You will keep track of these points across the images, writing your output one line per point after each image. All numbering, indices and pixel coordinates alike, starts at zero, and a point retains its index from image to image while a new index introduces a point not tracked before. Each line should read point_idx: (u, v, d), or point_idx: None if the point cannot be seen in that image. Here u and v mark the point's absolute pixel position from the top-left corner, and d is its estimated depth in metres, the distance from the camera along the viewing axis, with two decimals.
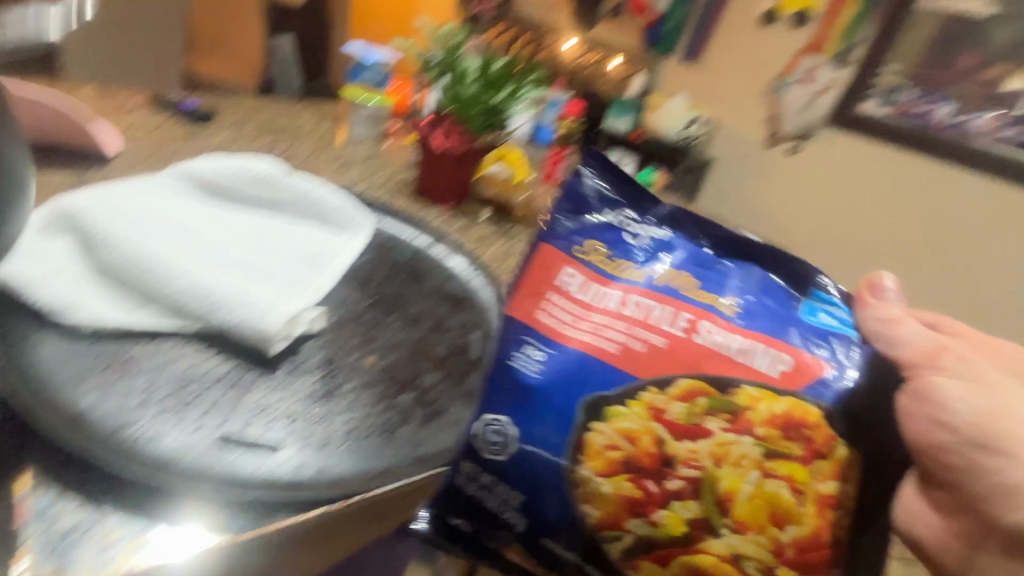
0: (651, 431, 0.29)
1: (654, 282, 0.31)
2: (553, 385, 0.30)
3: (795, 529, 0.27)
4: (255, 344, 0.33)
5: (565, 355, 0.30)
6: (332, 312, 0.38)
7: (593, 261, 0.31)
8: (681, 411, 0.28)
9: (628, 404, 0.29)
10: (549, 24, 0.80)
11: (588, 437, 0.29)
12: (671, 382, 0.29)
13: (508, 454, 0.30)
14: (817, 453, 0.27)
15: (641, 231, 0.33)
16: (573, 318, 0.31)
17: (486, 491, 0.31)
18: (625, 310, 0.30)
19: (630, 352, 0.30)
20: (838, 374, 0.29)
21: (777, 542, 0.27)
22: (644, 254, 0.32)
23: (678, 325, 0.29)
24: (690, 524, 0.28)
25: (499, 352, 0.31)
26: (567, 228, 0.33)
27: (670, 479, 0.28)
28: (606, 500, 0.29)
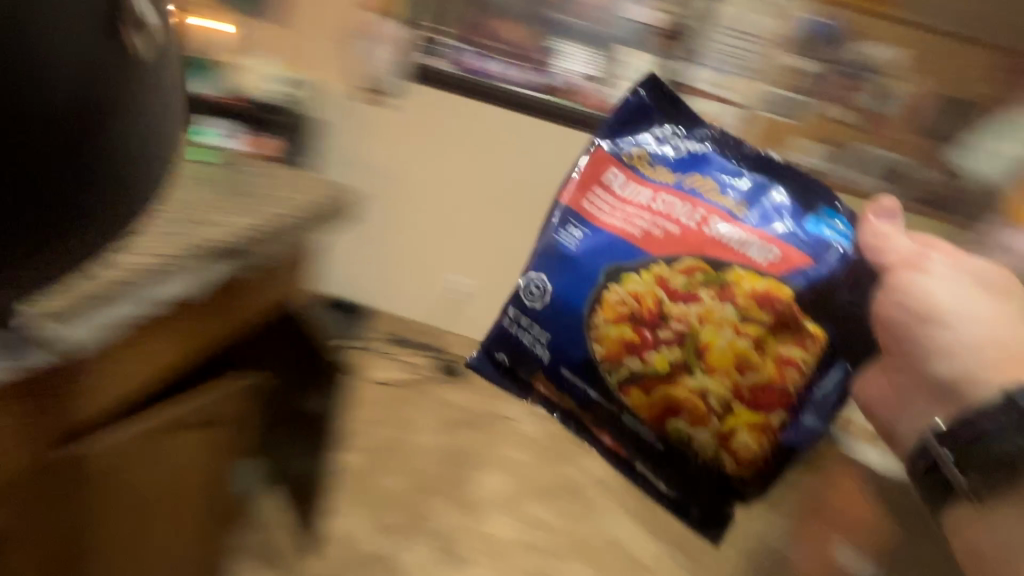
0: (655, 293, 0.36)
1: (680, 186, 0.38)
2: (586, 255, 0.38)
3: (753, 376, 0.34)
4: None
5: (599, 233, 0.38)
6: None
7: (635, 166, 0.39)
8: (681, 281, 0.36)
9: (641, 273, 0.37)
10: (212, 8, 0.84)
11: (606, 293, 0.37)
12: (677, 260, 0.36)
13: (544, 301, 0.39)
14: (783, 322, 0.34)
15: (679, 147, 0.39)
16: (610, 208, 0.38)
17: (523, 331, 0.40)
18: (652, 204, 0.38)
19: (650, 236, 0.37)
20: (819, 270, 0.35)
21: (737, 384, 0.34)
22: (678, 165, 0.39)
23: (691, 219, 0.37)
24: (673, 365, 0.36)
25: (549, 227, 0.39)
26: (618, 137, 0.40)
27: (663, 329, 0.36)
28: (612, 342, 0.37)
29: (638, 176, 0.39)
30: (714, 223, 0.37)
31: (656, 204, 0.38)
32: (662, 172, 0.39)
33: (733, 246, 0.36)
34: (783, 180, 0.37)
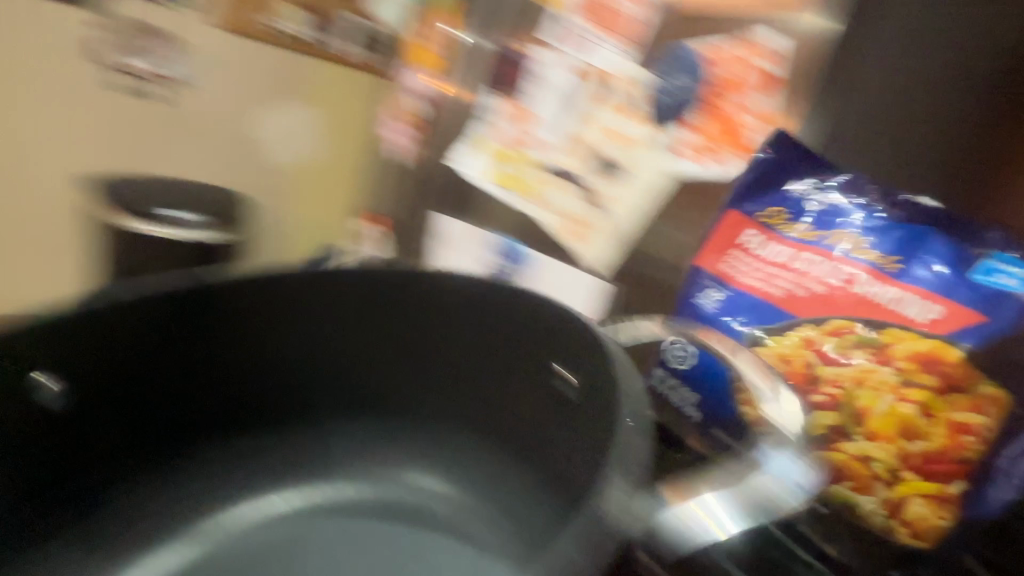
0: (804, 356, 0.36)
1: (822, 243, 0.36)
2: (729, 318, 0.39)
3: (923, 443, 0.33)
4: None
5: (740, 294, 0.38)
6: None
7: (773, 225, 0.38)
8: (831, 343, 0.35)
9: (788, 334, 0.37)
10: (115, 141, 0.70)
11: None
12: (825, 320, 0.36)
13: (689, 363, 0.41)
14: (953, 385, 0.32)
15: (819, 200, 0.37)
16: (749, 269, 0.38)
17: (672, 391, 0.43)
18: (793, 263, 0.37)
19: (794, 297, 0.37)
20: (995, 326, 0.31)
21: (905, 450, 0.33)
22: (819, 220, 0.37)
23: (839, 278, 0.35)
24: (830, 428, 0.36)
25: (688, 290, 0.40)
26: (749, 196, 0.39)
27: (815, 392, 0.36)
28: None
29: (777, 235, 0.38)
30: (863, 280, 0.35)
31: (798, 264, 0.37)
32: (800, 229, 0.37)
33: (885, 303, 0.34)
34: (945, 225, 0.33)
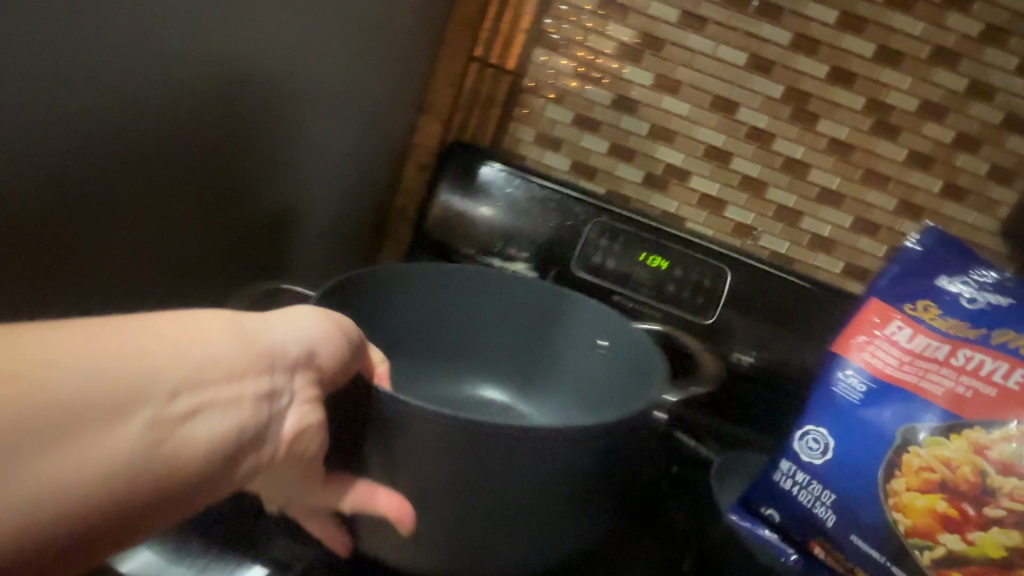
0: (972, 464, 0.45)
1: (953, 334, 0.47)
2: (876, 402, 0.48)
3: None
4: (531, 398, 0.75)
5: (879, 385, 0.48)
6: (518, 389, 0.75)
7: (920, 320, 0.48)
8: (957, 451, 0.45)
9: (952, 437, 0.45)
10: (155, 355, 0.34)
11: (907, 458, 0.46)
12: (989, 421, 0.45)
13: (824, 455, 0.49)
14: None
15: (975, 297, 0.48)
16: (894, 361, 0.48)
17: (801, 486, 0.50)
18: (942, 357, 0.47)
19: (953, 393, 0.46)
20: None
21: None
22: (954, 312, 0.48)
23: (1005, 379, 0.45)
24: (1003, 547, 0.43)
25: (828, 381, 0.50)
26: (898, 293, 0.50)
27: (989, 507, 0.44)
28: (918, 513, 0.45)
29: (924, 327, 0.48)
30: (1002, 369, 0.46)
31: (955, 359, 0.47)
32: (941, 316, 0.48)
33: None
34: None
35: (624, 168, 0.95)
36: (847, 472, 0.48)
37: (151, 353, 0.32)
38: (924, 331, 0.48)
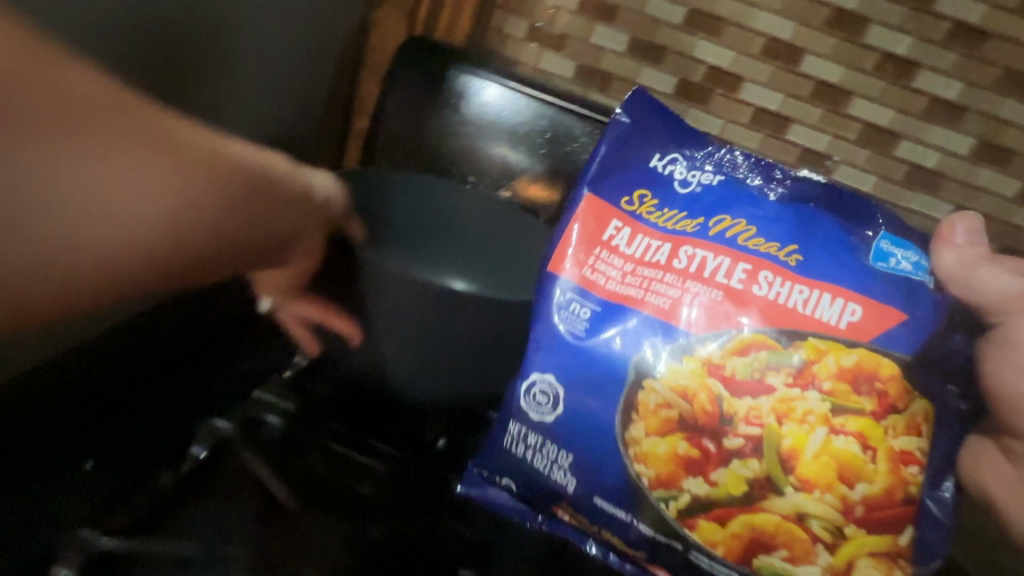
0: (708, 388, 0.28)
1: (708, 233, 0.29)
2: (606, 336, 0.29)
3: (864, 487, 0.26)
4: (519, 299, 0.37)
5: (610, 304, 0.29)
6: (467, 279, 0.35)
7: (636, 211, 0.30)
8: (739, 367, 0.27)
9: (683, 360, 0.28)
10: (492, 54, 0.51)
11: (641, 396, 0.28)
12: (727, 336, 0.28)
13: (556, 414, 0.30)
14: (890, 407, 0.26)
15: (688, 177, 0.31)
16: (620, 273, 0.29)
17: (534, 452, 0.31)
18: (678, 261, 0.29)
19: (685, 308, 0.28)
20: (912, 323, 0.27)
21: (846, 500, 0.26)
22: (689, 203, 0.30)
23: (735, 279, 0.28)
24: (752, 483, 0.27)
25: (542, 310, 0.30)
26: (614, 180, 0.31)
27: (729, 437, 0.27)
28: (660, 459, 0.28)
29: (643, 226, 0.30)
30: (810, 300, 0.28)
31: (675, 261, 0.29)
32: (661, 211, 0.30)
33: (772, 296, 0.28)
34: (833, 205, 0.30)
35: None
36: (585, 426, 0.29)
37: None
38: (655, 231, 0.30)
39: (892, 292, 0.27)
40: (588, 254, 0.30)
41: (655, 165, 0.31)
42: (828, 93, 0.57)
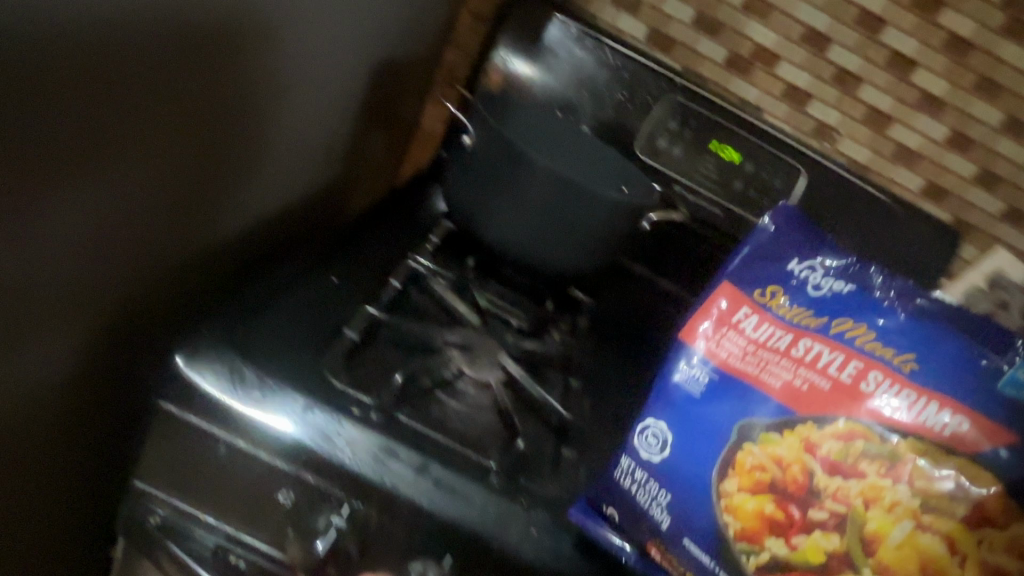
0: (801, 463, 0.54)
1: (829, 342, 0.55)
2: (713, 387, 0.57)
3: None
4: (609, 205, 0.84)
5: (718, 372, 0.57)
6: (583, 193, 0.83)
7: (771, 314, 0.56)
8: (834, 447, 0.53)
9: (784, 434, 0.55)
10: (585, 55, 1.13)
11: (741, 455, 0.56)
12: (823, 420, 0.54)
13: (660, 447, 0.58)
14: (988, 522, 0.50)
15: (822, 286, 0.56)
16: (741, 348, 0.56)
17: (638, 484, 0.60)
18: (799, 351, 0.55)
19: (793, 382, 0.55)
20: (954, 423, 0.51)
21: None
22: (829, 314, 0.55)
23: (844, 377, 0.54)
24: (830, 551, 0.53)
25: (680, 368, 0.58)
26: (751, 284, 0.57)
27: (818, 510, 0.53)
28: (746, 515, 0.55)
29: (769, 318, 0.56)
30: (875, 381, 0.53)
31: (795, 348, 0.55)
32: (784, 304, 0.56)
33: (863, 388, 0.53)
34: (981, 335, 0.53)
35: (625, 21, 1.25)
36: (682, 475, 0.57)
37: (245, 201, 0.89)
38: (781, 328, 0.56)
39: (949, 396, 0.52)
40: (716, 330, 0.57)
41: (787, 267, 0.57)
42: (762, 53, 1.22)
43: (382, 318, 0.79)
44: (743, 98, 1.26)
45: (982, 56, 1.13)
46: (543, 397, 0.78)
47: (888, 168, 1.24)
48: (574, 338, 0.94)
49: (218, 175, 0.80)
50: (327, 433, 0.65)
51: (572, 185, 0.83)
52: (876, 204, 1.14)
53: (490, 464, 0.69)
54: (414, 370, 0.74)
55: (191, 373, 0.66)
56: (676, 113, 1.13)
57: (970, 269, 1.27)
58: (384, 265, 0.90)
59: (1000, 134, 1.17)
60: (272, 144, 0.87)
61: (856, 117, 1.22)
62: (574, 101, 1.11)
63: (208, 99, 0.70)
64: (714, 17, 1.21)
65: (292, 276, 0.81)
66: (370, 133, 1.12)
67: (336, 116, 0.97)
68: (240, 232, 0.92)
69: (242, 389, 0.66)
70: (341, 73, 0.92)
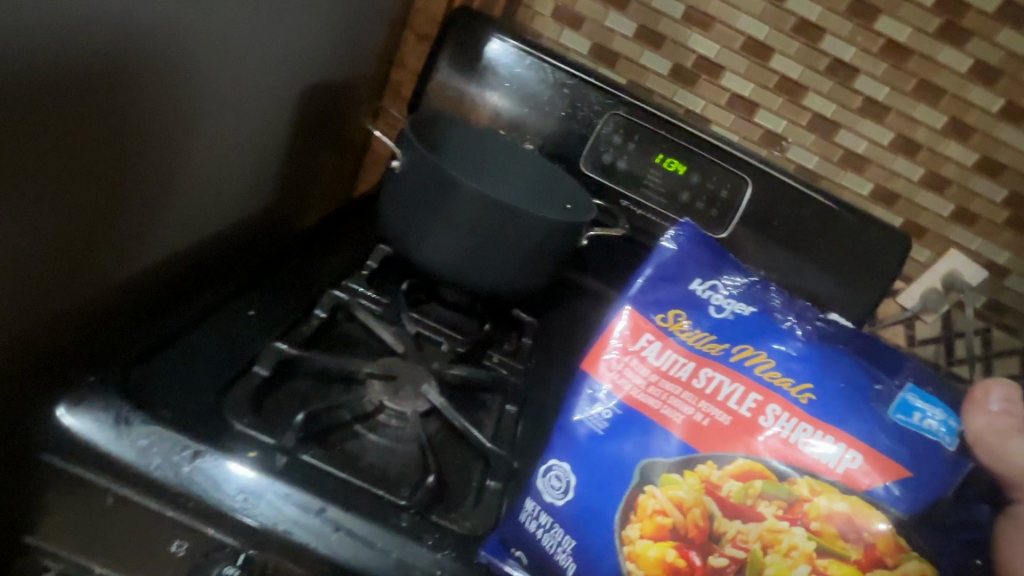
0: (700, 505, 0.53)
1: (730, 374, 0.55)
2: (616, 426, 0.56)
3: None
4: (547, 232, 0.87)
5: (622, 408, 0.56)
6: (521, 220, 0.86)
7: (674, 343, 0.57)
8: (734, 487, 0.52)
9: (686, 475, 0.53)
10: (530, 69, 1.13)
11: (643, 499, 0.54)
12: (730, 460, 0.53)
13: (563, 491, 0.56)
14: (878, 560, 0.49)
15: (723, 311, 0.58)
16: (644, 380, 0.56)
17: (545, 530, 0.57)
18: (700, 383, 0.55)
19: (697, 417, 0.54)
20: (849, 458, 0.51)
21: None
22: (733, 343, 0.56)
23: (746, 410, 0.54)
24: None
25: (586, 407, 0.57)
26: (657, 309, 0.58)
27: (719, 553, 0.52)
28: (649, 560, 0.53)
29: (673, 347, 0.57)
30: (774, 413, 0.53)
31: (698, 381, 0.55)
32: (687, 330, 0.57)
33: (761, 421, 0.53)
34: (878, 364, 0.56)
35: (570, 36, 1.26)
36: (586, 518, 0.55)
37: (161, 232, 0.76)
38: (685, 357, 0.56)
39: (842, 428, 0.52)
40: (623, 361, 0.57)
41: (693, 291, 0.59)
42: (705, 64, 1.23)
43: (292, 354, 0.67)
44: (689, 109, 1.27)
45: (922, 61, 1.16)
46: (464, 427, 0.69)
47: (836, 173, 1.26)
48: (515, 359, 0.89)
49: (117, 202, 0.67)
50: (239, 489, 0.53)
51: (511, 212, 0.85)
52: (829, 208, 1.15)
53: (402, 501, 0.60)
54: (316, 409, 0.63)
55: (71, 420, 0.52)
56: (621, 126, 1.14)
57: (927, 271, 1.30)
58: (307, 295, 0.81)
59: (946, 136, 1.20)
60: (184, 161, 0.74)
61: (802, 123, 1.24)
62: (522, 118, 1.12)
63: (140, 120, 0.64)
64: (656, 30, 1.22)
65: (204, 306, 0.71)
66: (299, 144, 1.01)
67: (259, 123, 0.86)
68: (151, 268, 0.78)
69: (137, 437, 0.52)
70: (261, 75, 0.81)
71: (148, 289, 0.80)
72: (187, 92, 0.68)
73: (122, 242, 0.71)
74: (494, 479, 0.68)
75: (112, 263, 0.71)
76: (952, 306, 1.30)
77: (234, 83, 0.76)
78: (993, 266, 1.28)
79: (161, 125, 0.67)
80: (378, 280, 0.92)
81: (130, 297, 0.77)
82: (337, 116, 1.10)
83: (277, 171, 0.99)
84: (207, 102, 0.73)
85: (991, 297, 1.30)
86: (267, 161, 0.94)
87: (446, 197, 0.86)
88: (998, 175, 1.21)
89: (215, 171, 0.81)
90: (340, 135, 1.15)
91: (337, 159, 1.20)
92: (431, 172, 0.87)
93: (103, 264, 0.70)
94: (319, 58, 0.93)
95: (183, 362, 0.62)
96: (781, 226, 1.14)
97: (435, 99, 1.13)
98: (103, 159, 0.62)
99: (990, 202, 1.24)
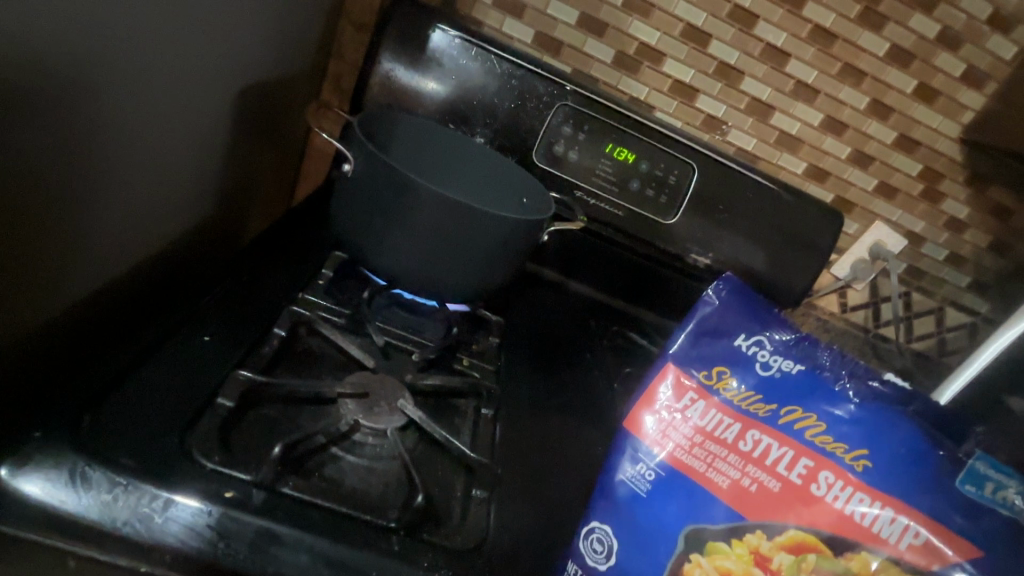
0: (751, 573, 0.53)
1: (778, 438, 0.55)
2: (659, 488, 0.57)
3: None
4: (509, 232, 0.86)
5: (665, 471, 0.57)
6: (482, 219, 0.84)
7: (721, 403, 0.57)
8: (789, 561, 0.52)
9: (733, 545, 0.54)
10: (475, 59, 1.10)
11: (690, 567, 0.54)
12: (785, 532, 0.53)
13: (606, 550, 0.58)
14: None
15: (773, 368, 0.57)
16: (688, 441, 0.57)
17: None
18: (751, 447, 0.55)
19: (745, 481, 0.55)
20: (915, 533, 0.50)
21: None
22: (784, 403, 0.56)
23: (799, 479, 0.53)
24: None
25: (630, 467, 0.58)
26: (701, 364, 0.59)
27: None
28: None
29: (719, 406, 0.57)
30: (830, 484, 0.53)
31: (747, 444, 0.55)
32: (734, 389, 0.57)
33: (815, 491, 0.53)
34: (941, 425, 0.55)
35: (512, 24, 1.23)
36: None
37: (90, 261, 0.69)
38: (734, 419, 0.57)
39: (901, 499, 0.51)
40: (666, 420, 0.58)
41: (738, 346, 0.58)
42: (647, 51, 1.25)
43: (257, 381, 0.64)
44: (634, 97, 1.29)
45: (846, 46, 1.22)
46: (445, 439, 0.68)
47: (773, 154, 1.32)
48: (483, 360, 0.88)
49: (39, 235, 0.59)
50: (219, 533, 0.50)
51: (471, 212, 0.83)
52: (770, 190, 1.19)
53: (390, 522, 0.58)
54: (295, 438, 0.60)
55: (21, 483, 0.48)
56: (570, 117, 1.14)
57: (855, 243, 1.39)
58: (262, 312, 0.76)
59: (869, 116, 1.28)
60: (109, 183, 0.67)
61: (740, 107, 1.28)
62: (469, 110, 1.10)
63: (48, 146, 0.56)
64: (597, 18, 1.22)
65: (155, 339, 0.65)
66: (236, 150, 0.95)
67: (190, 132, 0.79)
68: (84, 299, 0.71)
69: (98, 491, 0.49)
70: (188, 85, 0.73)
71: (66, 333, 0.70)
72: (108, 112, 0.61)
73: (30, 287, 0.61)
74: (479, 488, 0.67)
75: (39, 302, 0.63)
76: (878, 275, 1.40)
77: (158, 93, 0.68)
78: (911, 235, 1.39)
79: (77, 152, 0.59)
80: (335, 288, 0.89)
81: (62, 336, 0.69)
82: (275, 115, 1.04)
83: (214, 180, 0.92)
84: (124, 118, 0.64)
85: (909, 264, 1.41)
86: (201, 172, 0.86)
87: (401, 199, 0.83)
88: (913, 152, 1.31)
89: (143, 191, 0.74)
90: (279, 135, 1.09)
91: (279, 160, 1.14)
92: (384, 174, 0.83)
93: (26, 308, 0.61)
94: (252, 55, 0.87)
95: (139, 406, 0.57)
96: (726, 208, 1.18)
97: (378, 93, 1.09)
98: (6, 203, 0.53)
99: (907, 176, 1.33)
